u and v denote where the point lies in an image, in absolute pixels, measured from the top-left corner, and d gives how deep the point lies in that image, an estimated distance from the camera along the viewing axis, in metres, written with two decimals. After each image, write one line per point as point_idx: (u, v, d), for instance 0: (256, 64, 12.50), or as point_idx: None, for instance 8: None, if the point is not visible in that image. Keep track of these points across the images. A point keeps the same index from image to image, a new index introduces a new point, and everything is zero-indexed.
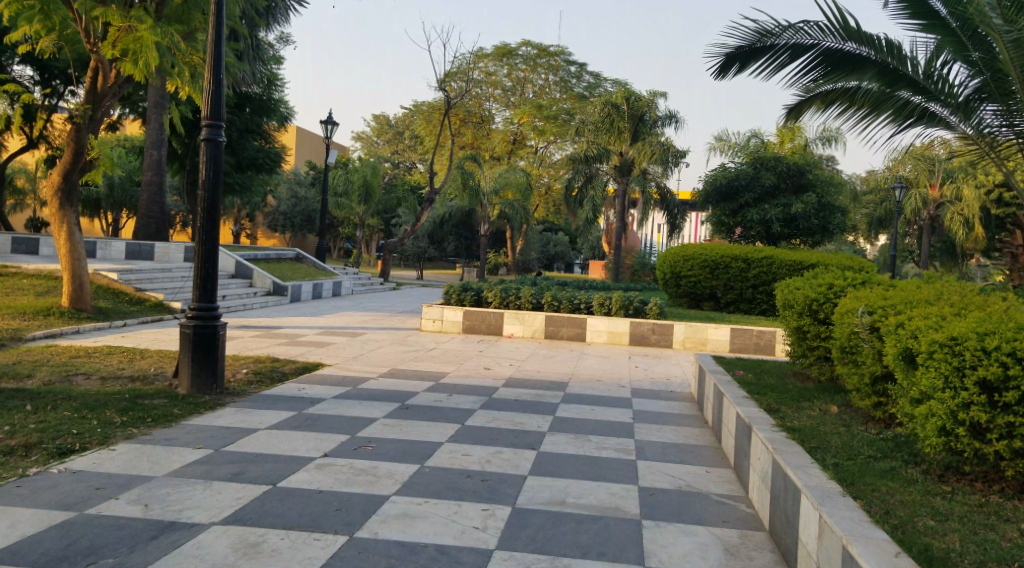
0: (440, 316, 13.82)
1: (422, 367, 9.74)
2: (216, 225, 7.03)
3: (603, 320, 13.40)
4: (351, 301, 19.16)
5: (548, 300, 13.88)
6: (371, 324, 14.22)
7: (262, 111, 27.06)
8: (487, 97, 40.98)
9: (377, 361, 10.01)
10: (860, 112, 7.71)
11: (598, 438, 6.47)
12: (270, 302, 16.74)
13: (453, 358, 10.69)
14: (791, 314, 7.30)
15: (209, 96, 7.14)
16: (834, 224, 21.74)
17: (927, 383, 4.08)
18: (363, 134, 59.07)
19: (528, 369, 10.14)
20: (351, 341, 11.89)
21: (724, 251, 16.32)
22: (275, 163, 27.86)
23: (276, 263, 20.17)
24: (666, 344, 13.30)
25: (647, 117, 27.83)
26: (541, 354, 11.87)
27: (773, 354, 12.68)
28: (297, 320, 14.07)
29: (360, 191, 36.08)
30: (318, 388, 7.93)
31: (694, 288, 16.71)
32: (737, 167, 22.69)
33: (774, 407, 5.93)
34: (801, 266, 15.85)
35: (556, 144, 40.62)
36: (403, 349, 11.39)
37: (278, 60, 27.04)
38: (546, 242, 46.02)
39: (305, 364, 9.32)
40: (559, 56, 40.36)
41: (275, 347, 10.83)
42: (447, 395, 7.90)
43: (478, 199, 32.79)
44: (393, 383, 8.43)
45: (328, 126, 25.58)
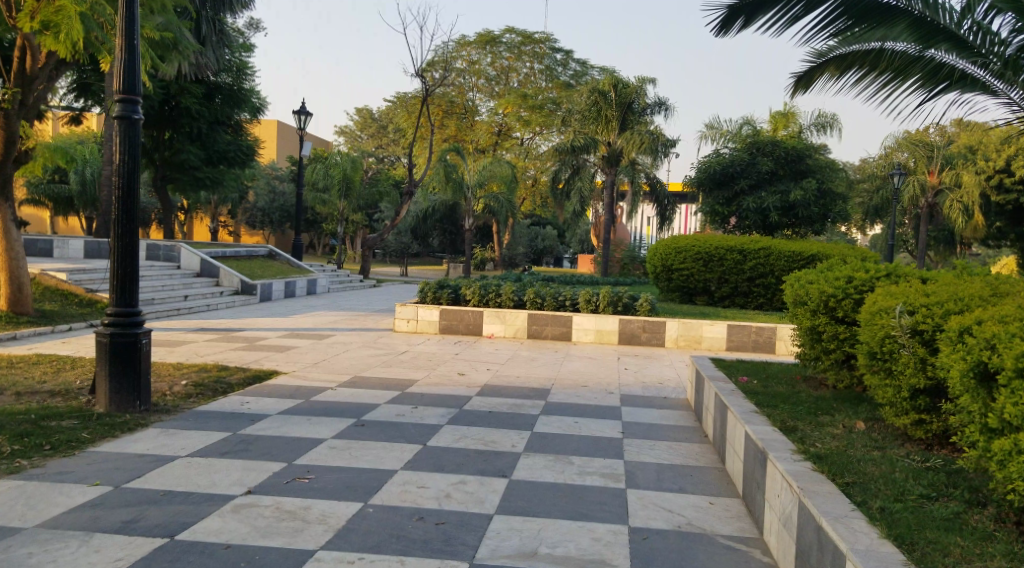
0: (415, 316, 12.87)
1: (387, 374, 8.78)
2: (133, 216, 6.32)
3: (591, 318, 12.50)
4: (326, 299, 18.17)
5: (531, 297, 12.99)
6: (342, 324, 13.27)
7: (232, 101, 25.82)
8: (470, 87, 39.95)
9: (340, 368, 9.05)
10: (882, 77, 6.81)
11: (580, 460, 5.55)
12: (237, 302, 15.79)
13: (425, 363, 9.74)
14: (805, 312, 6.42)
15: (121, 66, 6.31)
16: (834, 211, 21.10)
17: (1012, 410, 3.18)
18: (347, 128, 57.93)
19: (507, 375, 9.20)
20: (315, 344, 10.92)
21: (718, 242, 15.47)
22: (247, 156, 26.89)
23: (246, 260, 19.13)
24: (657, 343, 12.41)
25: (635, 106, 26.88)
26: (523, 356, 10.92)
27: (774, 352, 11.85)
28: (264, 322, 13.10)
29: (340, 185, 35.02)
30: (265, 403, 6.97)
31: (687, 282, 15.83)
32: (730, 153, 21.82)
33: (789, 423, 5.07)
34: (799, 259, 14.94)
35: (542, 134, 39.60)
36: (371, 352, 10.46)
37: (248, 47, 25.94)
38: (534, 236, 45.02)
39: (256, 373, 8.34)
40: (544, 43, 39.42)
41: (228, 353, 9.84)
42: (412, 408, 6.98)
43: (463, 192, 31.75)
44: (353, 395, 7.48)
45: (301, 117, 24.57)
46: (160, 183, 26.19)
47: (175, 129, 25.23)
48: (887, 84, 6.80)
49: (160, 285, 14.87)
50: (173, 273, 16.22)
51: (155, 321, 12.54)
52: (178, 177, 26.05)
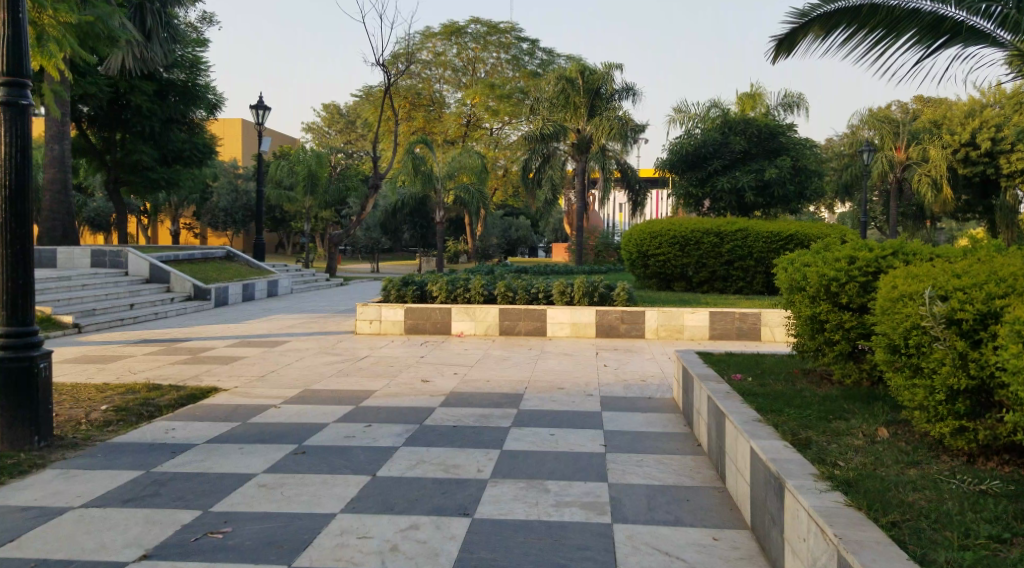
0: (378, 316, 11.95)
1: (342, 385, 7.87)
2: (24, 221, 5.41)
3: (565, 311, 11.69)
4: (288, 301, 17.17)
5: (502, 291, 12.17)
6: (300, 328, 12.32)
7: (185, 98, 24.49)
8: (437, 78, 38.90)
9: (289, 380, 8.10)
10: (875, 35, 6.23)
11: (557, 486, 4.70)
12: (190, 308, 14.78)
13: (386, 369, 8.83)
14: (803, 298, 5.63)
15: (4, 44, 5.34)
16: (809, 188, 20.55)
17: None
18: (313, 124, 56.53)
19: (476, 379, 8.31)
20: (266, 354, 9.95)
21: (694, 224, 14.71)
22: (203, 155, 25.81)
23: (201, 264, 18.03)
24: (637, 334, 11.62)
25: (603, 92, 26.07)
26: (494, 356, 10.05)
27: (759, 339, 11.21)
28: (215, 330, 12.09)
29: (306, 182, 33.84)
30: (191, 432, 6.07)
31: (664, 268, 15.07)
32: (702, 132, 21.02)
33: (800, 434, 4.27)
34: (776, 239, 14.28)
35: (512, 123, 38.67)
36: (327, 359, 9.55)
37: (199, 43, 24.71)
38: (507, 228, 44.05)
39: (192, 392, 7.41)
40: (510, 33, 38.59)
41: (168, 367, 8.84)
42: (364, 427, 6.11)
43: (431, 185, 30.58)
44: (297, 415, 6.58)
45: (258, 112, 23.39)
46: (113, 185, 24.81)
47: (127, 129, 24.07)
48: (881, 42, 6.23)
49: (105, 294, 13.78)
50: (120, 280, 15.11)
51: (97, 334, 11.48)
52: (131, 179, 24.72)
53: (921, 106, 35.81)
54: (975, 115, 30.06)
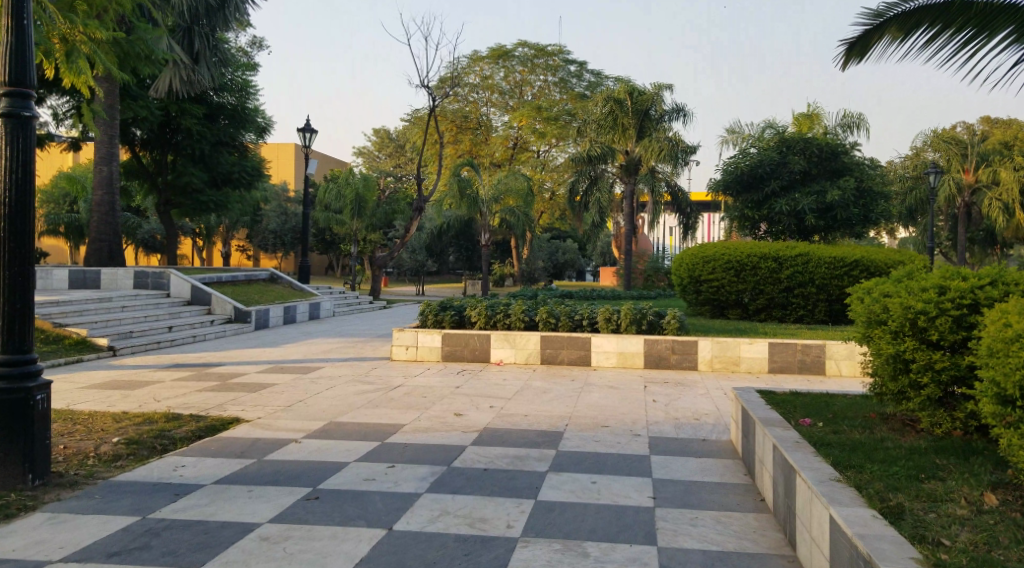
0: (414, 342, 11.47)
1: (371, 417, 7.37)
2: (26, 240, 5.05)
3: (611, 339, 11.07)
4: (326, 324, 16.83)
5: (544, 317, 11.60)
6: (336, 353, 11.92)
7: (235, 120, 24.63)
8: (484, 102, 38.87)
9: (316, 411, 7.63)
10: (962, 35, 5.48)
11: (598, 549, 4.09)
12: (230, 330, 14.55)
13: (420, 401, 8.30)
14: (884, 332, 4.98)
15: (7, 52, 5.00)
16: (875, 211, 19.52)
17: None
18: (364, 148, 57.04)
19: (512, 414, 7.73)
20: (296, 381, 9.53)
21: (748, 249, 13.97)
22: (253, 176, 25.67)
23: (244, 286, 17.85)
24: (689, 365, 10.94)
25: (652, 113, 25.50)
26: (534, 387, 9.46)
27: (822, 373, 10.55)
28: (250, 354, 11.75)
29: (352, 205, 33.90)
30: (202, 468, 5.57)
31: (717, 294, 14.33)
32: (759, 152, 20.14)
33: (890, 501, 3.63)
34: (839, 264, 13.50)
35: (558, 146, 38.34)
36: (360, 388, 9.09)
37: (249, 67, 24.93)
38: (553, 251, 43.45)
39: (212, 422, 6.99)
40: (557, 55, 38.29)
41: (194, 395, 8.45)
42: (387, 468, 5.59)
43: (478, 207, 30.22)
44: (318, 451, 6.09)
45: (305, 134, 23.36)
46: (164, 208, 25.00)
47: (177, 152, 24.26)
48: (969, 43, 5.45)
49: (145, 316, 13.62)
50: (161, 302, 14.97)
51: (132, 357, 11.22)
52: (182, 201, 24.84)
53: (985, 127, 34.57)
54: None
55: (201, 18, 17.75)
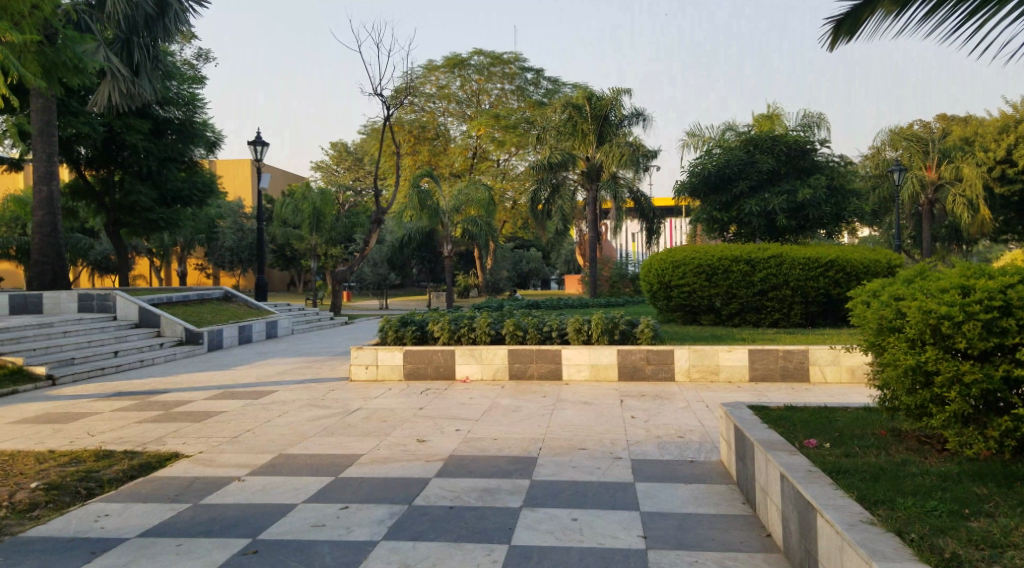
0: (374, 360, 10.74)
1: (323, 448, 6.64)
2: None
3: (584, 351, 10.48)
4: (283, 344, 15.97)
5: (511, 330, 10.97)
6: (292, 375, 11.14)
7: (183, 135, 23.56)
8: (441, 111, 38.25)
9: (264, 442, 6.89)
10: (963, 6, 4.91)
11: None
12: (180, 353, 13.67)
13: (380, 426, 7.60)
14: (902, 340, 4.65)
15: None
16: (847, 210, 19.30)
17: None
18: (323, 161, 55.96)
19: (481, 438, 7.08)
20: (245, 408, 8.75)
21: (719, 251, 13.50)
22: (204, 194, 24.88)
23: (194, 305, 16.93)
24: (665, 376, 10.38)
25: (611, 118, 25.07)
26: (503, 406, 8.81)
27: (806, 380, 10.14)
28: (197, 379, 10.92)
29: (310, 219, 32.96)
30: (127, 517, 4.83)
31: (689, 300, 13.84)
32: (726, 151, 19.74)
33: (940, 551, 3.25)
34: (813, 265, 13.13)
35: (518, 154, 37.89)
36: (316, 413, 8.35)
37: (196, 80, 23.88)
38: (518, 260, 42.81)
39: (148, 460, 6.22)
40: (513, 63, 37.86)
41: (132, 427, 7.62)
42: (339, 510, 4.90)
43: (438, 218, 29.50)
44: (262, 492, 5.38)
45: (258, 148, 22.52)
46: (113, 229, 23.83)
47: (124, 168, 23.18)
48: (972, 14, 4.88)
49: (87, 341, 12.67)
50: (107, 325, 14.03)
51: (72, 387, 10.31)
52: (131, 221, 23.70)
53: (936, 127, 35.13)
54: (1007, 131, 32.05)
55: (140, 31, 16.73)
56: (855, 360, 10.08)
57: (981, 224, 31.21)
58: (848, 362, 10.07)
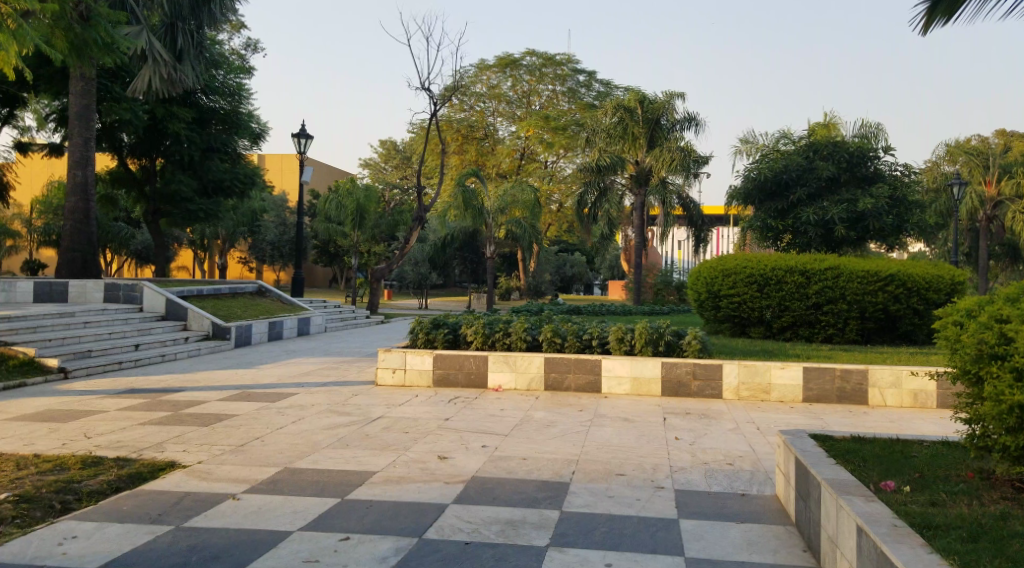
0: (402, 364, 10.18)
1: (334, 464, 6.08)
2: None
3: (624, 362, 9.78)
4: (314, 341, 15.56)
5: (548, 337, 10.31)
6: (317, 377, 10.64)
7: (227, 126, 23.50)
8: (491, 111, 37.78)
9: (270, 453, 6.35)
10: None
11: None
12: (204, 349, 13.30)
13: (399, 438, 7.02)
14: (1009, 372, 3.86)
15: None
16: (911, 221, 18.24)
17: None
18: (370, 160, 55.90)
19: (508, 457, 6.44)
20: (261, 411, 8.27)
21: (773, 261, 12.65)
22: (246, 185, 24.40)
23: (226, 300, 16.62)
24: (712, 394, 9.62)
25: (663, 122, 24.37)
26: (535, 420, 8.16)
27: (864, 403, 9.31)
28: (218, 377, 10.48)
29: (354, 216, 32.70)
30: (97, 541, 4.28)
31: (738, 312, 13.01)
32: (785, 156, 18.81)
33: None
34: (872, 279, 12.27)
35: (566, 156, 37.13)
36: (333, 420, 7.80)
37: (242, 70, 23.74)
38: (561, 264, 42.12)
39: (139, 469, 5.74)
40: (566, 64, 37.18)
41: (134, 430, 7.16)
42: (339, 542, 4.30)
43: (483, 219, 28.95)
44: (257, 514, 4.81)
45: (302, 141, 22.26)
46: (153, 217, 23.76)
47: (166, 157, 23.11)
48: None
49: (109, 333, 12.38)
50: (131, 317, 13.75)
51: (87, 382, 9.93)
52: (171, 210, 23.55)
53: (998, 142, 33.74)
54: None
55: (186, 15, 16.72)
56: (918, 384, 9.22)
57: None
58: (911, 386, 9.22)
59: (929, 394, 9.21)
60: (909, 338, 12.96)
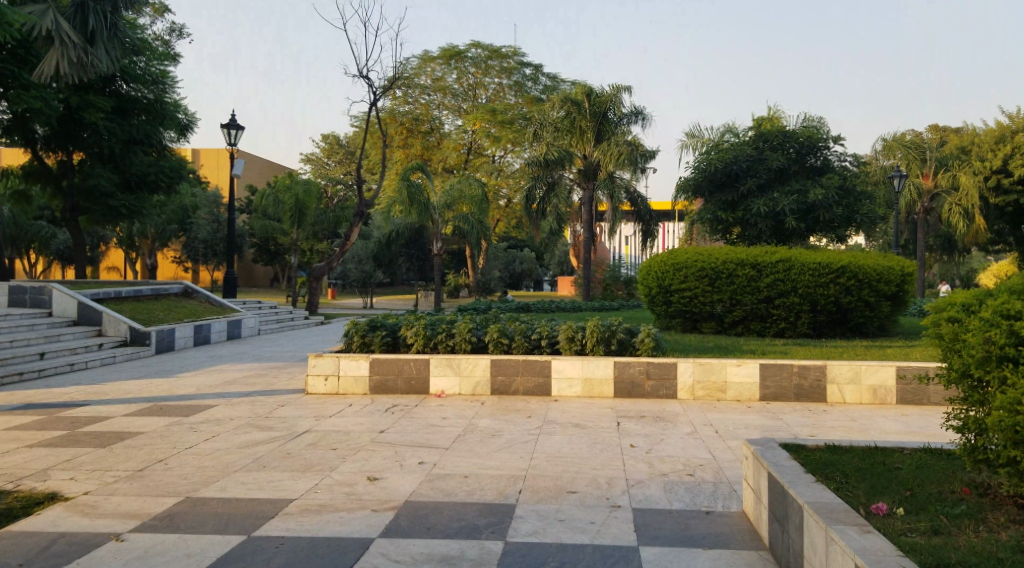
0: (335, 370, 9.40)
1: (244, 492, 5.35)
2: None
3: (574, 362, 9.18)
4: (244, 346, 14.61)
5: (494, 337, 9.63)
6: (243, 385, 9.80)
7: (151, 116, 22.15)
8: (436, 104, 36.88)
9: (173, 479, 5.57)
10: None
11: None
12: (121, 355, 12.28)
13: (324, 457, 6.28)
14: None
15: None
16: (860, 212, 18.12)
17: None
18: (314, 155, 54.41)
19: (446, 476, 5.76)
20: (172, 426, 7.44)
21: (723, 253, 12.21)
22: (172, 179, 23.23)
23: (149, 302, 15.52)
24: (666, 394, 9.08)
25: (610, 115, 23.84)
26: (479, 429, 7.49)
27: (822, 400, 8.88)
28: (132, 388, 9.56)
29: (293, 213, 31.49)
30: None
31: (689, 306, 12.55)
32: (733, 145, 18.50)
33: None
34: (823, 271, 11.85)
35: (513, 151, 36.49)
36: (254, 436, 7.02)
37: (168, 57, 22.43)
38: (511, 260, 41.42)
39: (10, 507, 4.93)
40: (512, 58, 36.57)
41: (19, 455, 6.30)
42: None
43: (429, 215, 28.08)
44: (140, 560, 4.08)
45: (231, 131, 21.10)
46: (71, 215, 22.49)
47: (85, 148, 21.71)
48: None
49: (11, 341, 11.30)
50: (40, 323, 12.65)
51: None
52: (91, 207, 22.29)
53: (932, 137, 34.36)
54: (1005, 140, 31.83)
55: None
56: (877, 379, 8.80)
57: (975, 233, 30.81)
58: (870, 381, 8.79)
59: (888, 389, 8.79)
60: (862, 331, 12.65)
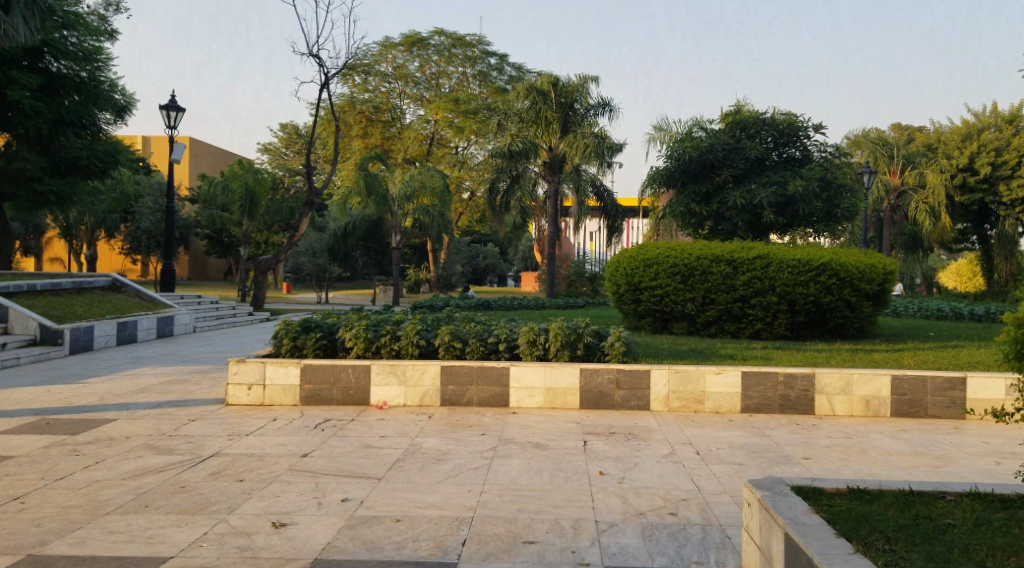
0: (262, 378, 8.18)
1: (110, 543, 4.14)
2: None
3: (537, 370, 8.10)
4: (174, 345, 13.22)
5: (445, 341, 8.48)
6: (154, 393, 8.50)
7: (84, 96, 20.48)
8: (397, 93, 35.49)
9: (20, 526, 4.32)
10: None
11: None
12: (27, 357, 10.89)
13: (228, 491, 5.07)
14: None
15: None
16: (840, 207, 17.40)
17: None
18: (271, 145, 52.41)
19: (373, 519, 4.61)
20: (51, 448, 6.14)
21: (697, 249, 11.25)
22: (108, 164, 21.42)
23: (67, 296, 14.03)
24: (638, 406, 8.05)
25: (577, 106, 22.85)
26: (423, 451, 6.35)
27: (810, 412, 7.93)
28: (21, 397, 8.19)
29: (243, 201, 29.86)
30: None
31: (661, 306, 11.53)
32: (708, 135, 17.54)
33: None
34: (803, 268, 10.96)
35: (477, 142, 35.24)
36: (148, 461, 5.76)
37: (99, 32, 20.72)
38: (474, 255, 40.19)
39: None
40: (476, 46, 35.32)
41: None
42: None
43: (387, 206, 26.71)
44: None
45: (172, 113, 19.59)
46: None
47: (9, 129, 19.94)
48: None
49: None
50: None
51: None
52: (15, 192, 20.52)
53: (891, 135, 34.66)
54: (970, 139, 31.27)
55: None
56: (870, 389, 7.87)
57: (942, 232, 30.44)
58: (862, 391, 7.86)
59: (882, 401, 7.86)
60: (841, 332, 11.78)
